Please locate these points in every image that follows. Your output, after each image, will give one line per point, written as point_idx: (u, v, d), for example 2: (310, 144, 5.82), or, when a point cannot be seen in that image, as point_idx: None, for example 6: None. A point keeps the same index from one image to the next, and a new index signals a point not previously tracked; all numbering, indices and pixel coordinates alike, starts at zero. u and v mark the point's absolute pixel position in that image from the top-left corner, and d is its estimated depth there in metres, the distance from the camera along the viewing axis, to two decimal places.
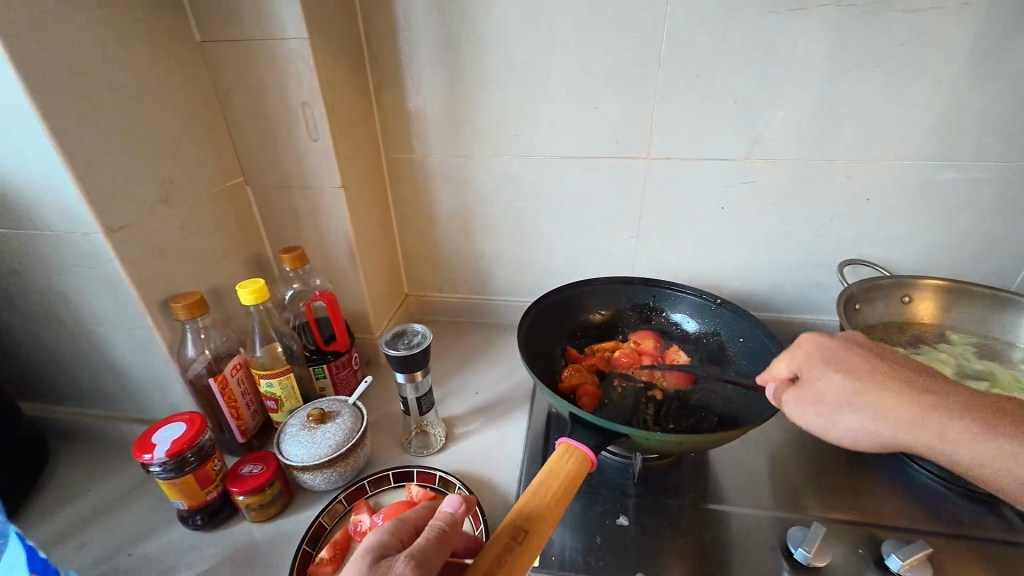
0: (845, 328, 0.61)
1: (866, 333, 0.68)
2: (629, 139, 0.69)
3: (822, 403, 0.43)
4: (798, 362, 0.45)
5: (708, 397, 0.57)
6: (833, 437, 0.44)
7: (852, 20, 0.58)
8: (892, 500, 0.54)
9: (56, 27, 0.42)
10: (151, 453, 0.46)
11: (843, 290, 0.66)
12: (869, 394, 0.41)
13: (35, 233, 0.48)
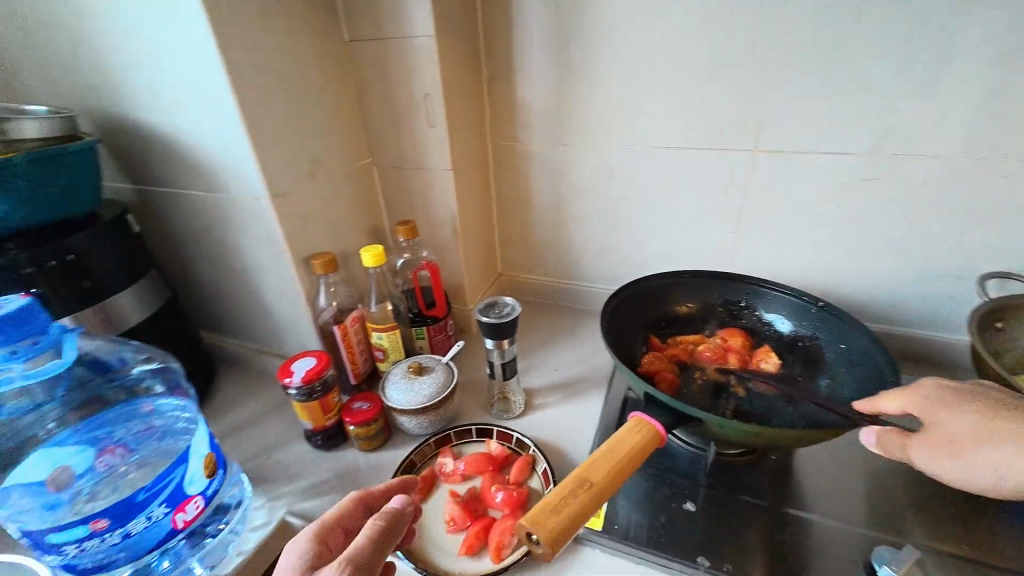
0: (977, 347, 0.54)
1: (1006, 358, 0.59)
2: (736, 131, 0.67)
3: (953, 443, 0.39)
4: (911, 403, 0.42)
5: (797, 401, 0.54)
6: (970, 485, 0.38)
7: None
8: (1016, 543, 0.48)
9: (252, 32, 0.53)
10: (291, 377, 0.57)
11: (980, 306, 0.58)
12: (1004, 429, 0.37)
13: (222, 196, 0.60)
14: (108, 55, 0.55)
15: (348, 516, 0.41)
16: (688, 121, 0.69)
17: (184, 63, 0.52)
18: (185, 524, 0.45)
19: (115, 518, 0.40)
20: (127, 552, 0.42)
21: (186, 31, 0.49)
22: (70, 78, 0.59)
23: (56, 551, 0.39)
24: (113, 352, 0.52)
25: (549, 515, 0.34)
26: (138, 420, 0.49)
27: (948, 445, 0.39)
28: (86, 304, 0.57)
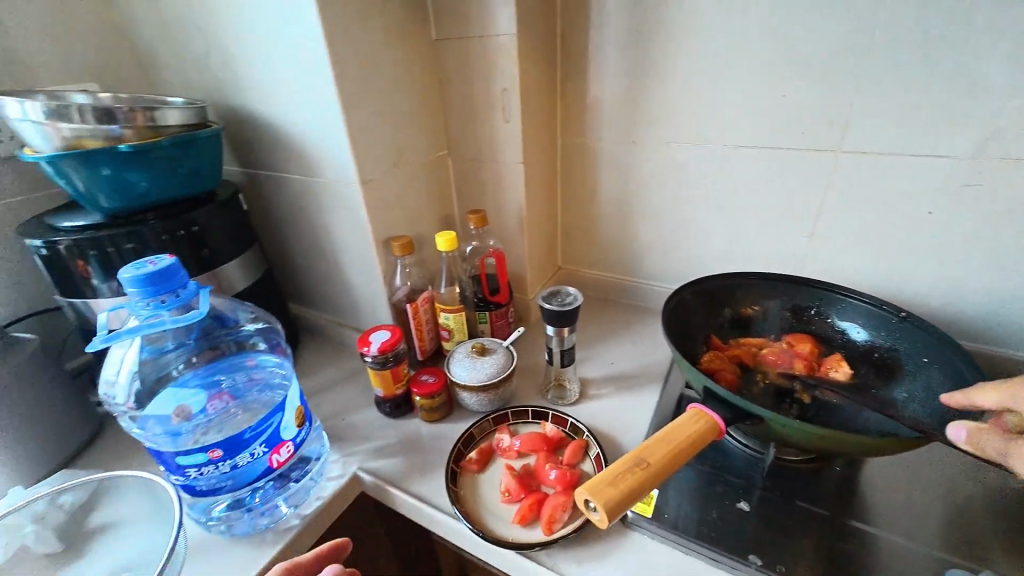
0: None
1: None
2: (817, 131, 0.65)
3: None
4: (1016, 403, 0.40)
5: (868, 412, 0.52)
6: None
7: None
8: None
9: (355, 33, 0.59)
10: (369, 346, 0.62)
11: None
12: None
13: (318, 180, 0.67)
14: (235, 53, 0.63)
15: None
16: (766, 120, 0.68)
17: (297, 60, 0.58)
18: (278, 465, 0.51)
19: (227, 450, 0.46)
20: (233, 481, 0.48)
21: (302, 33, 0.56)
22: (201, 74, 0.69)
23: (180, 472, 0.45)
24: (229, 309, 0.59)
25: (608, 487, 0.35)
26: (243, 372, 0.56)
27: None
28: (203, 270, 0.66)
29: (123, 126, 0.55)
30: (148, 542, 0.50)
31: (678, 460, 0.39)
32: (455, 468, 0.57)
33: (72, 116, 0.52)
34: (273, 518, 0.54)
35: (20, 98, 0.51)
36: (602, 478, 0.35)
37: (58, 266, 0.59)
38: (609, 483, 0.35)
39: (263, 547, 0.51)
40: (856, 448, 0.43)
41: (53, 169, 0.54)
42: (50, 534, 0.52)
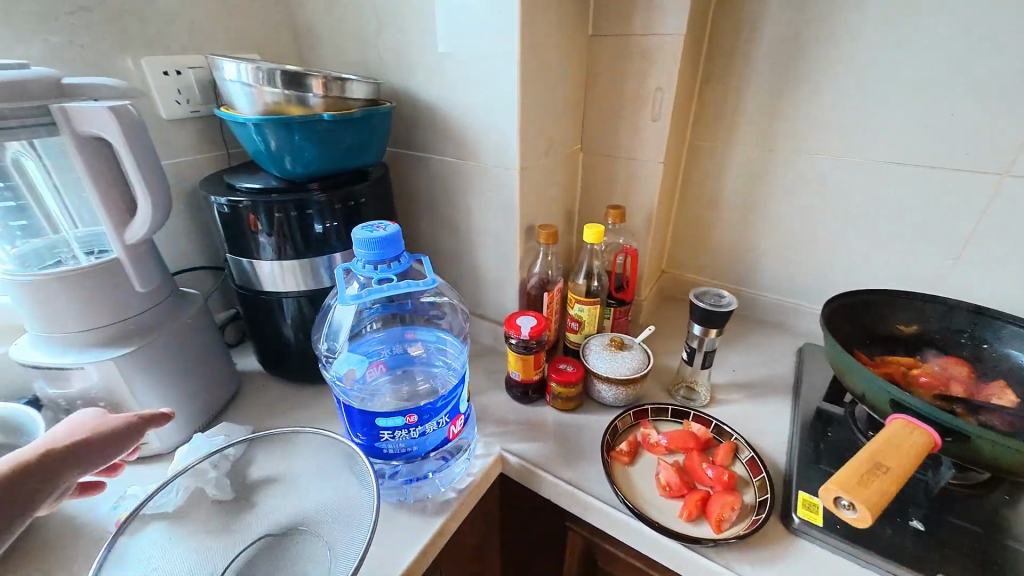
0: None
1: None
2: (985, 153, 0.64)
3: None
4: None
5: None
6: None
7: None
8: None
9: (540, 22, 0.60)
10: (518, 330, 0.63)
11: None
12: None
13: (472, 163, 0.68)
14: (414, 34, 0.65)
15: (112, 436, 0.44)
16: (927, 137, 0.67)
17: (483, 44, 0.60)
18: (453, 436, 0.52)
19: (421, 416, 0.47)
20: (417, 447, 0.49)
21: (495, 19, 0.57)
22: (367, 51, 0.71)
23: (376, 433, 0.47)
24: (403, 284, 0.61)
25: (868, 495, 0.35)
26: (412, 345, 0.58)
27: None
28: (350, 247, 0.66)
29: (315, 95, 0.57)
30: (346, 490, 0.51)
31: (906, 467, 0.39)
32: (607, 456, 0.58)
33: (277, 80, 0.55)
34: (431, 489, 0.55)
35: (240, 60, 0.54)
36: (849, 480, 0.36)
37: (235, 223, 0.61)
38: (864, 487, 0.35)
39: (428, 515, 0.52)
40: None
41: (252, 128, 0.56)
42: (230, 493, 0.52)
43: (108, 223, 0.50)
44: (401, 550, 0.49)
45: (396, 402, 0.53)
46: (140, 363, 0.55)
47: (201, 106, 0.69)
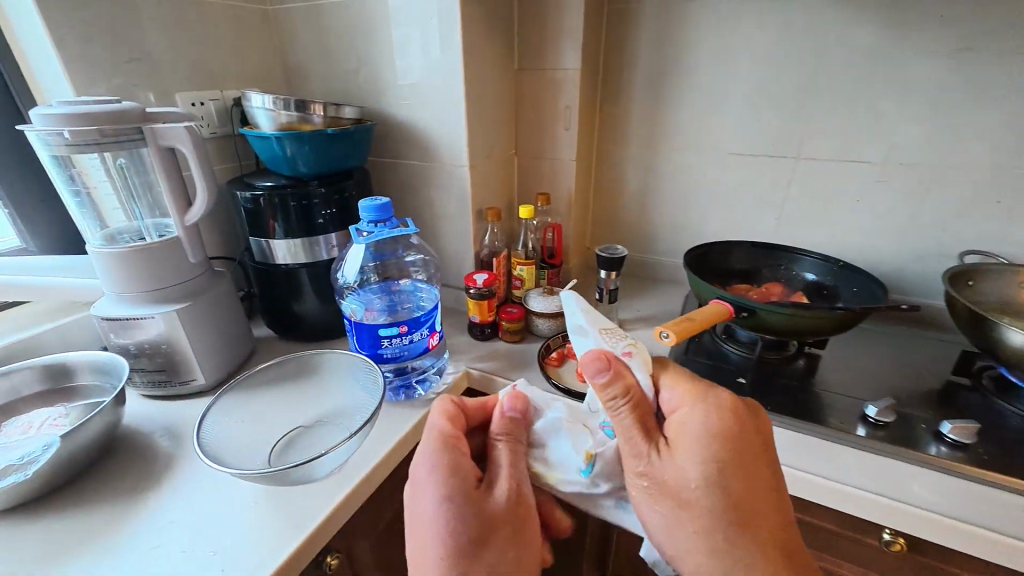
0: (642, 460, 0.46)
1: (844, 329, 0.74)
2: (784, 144, 0.94)
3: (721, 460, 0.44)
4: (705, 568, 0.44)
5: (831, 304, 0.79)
6: (664, 473, 0.45)
7: (979, 62, 0.77)
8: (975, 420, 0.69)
9: (476, 62, 0.85)
10: (475, 281, 0.87)
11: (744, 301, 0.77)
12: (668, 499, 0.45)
13: (433, 164, 0.92)
14: (385, 72, 0.89)
15: (462, 467, 0.47)
16: (748, 135, 0.96)
17: (437, 78, 0.84)
18: (435, 345, 0.76)
19: (410, 327, 0.71)
20: (408, 351, 0.72)
21: (445, 61, 0.82)
22: (347, 84, 0.93)
23: (380, 340, 0.69)
24: (396, 247, 0.88)
25: (628, 400, 0.47)
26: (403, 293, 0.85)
27: (666, 449, 0.46)
28: (342, 229, 0.87)
29: (317, 116, 0.79)
30: (355, 392, 0.73)
31: (706, 320, 0.65)
32: (543, 362, 0.83)
33: (291, 106, 0.77)
34: (419, 392, 0.77)
35: (263, 93, 0.76)
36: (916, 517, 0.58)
37: (256, 214, 0.81)
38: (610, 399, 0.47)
39: (417, 406, 0.74)
40: (821, 321, 0.72)
41: (273, 140, 0.77)
42: (268, 401, 0.72)
43: (173, 209, 0.69)
44: (399, 426, 0.70)
45: (390, 318, 0.75)
46: (191, 314, 0.72)
47: (218, 128, 0.89)
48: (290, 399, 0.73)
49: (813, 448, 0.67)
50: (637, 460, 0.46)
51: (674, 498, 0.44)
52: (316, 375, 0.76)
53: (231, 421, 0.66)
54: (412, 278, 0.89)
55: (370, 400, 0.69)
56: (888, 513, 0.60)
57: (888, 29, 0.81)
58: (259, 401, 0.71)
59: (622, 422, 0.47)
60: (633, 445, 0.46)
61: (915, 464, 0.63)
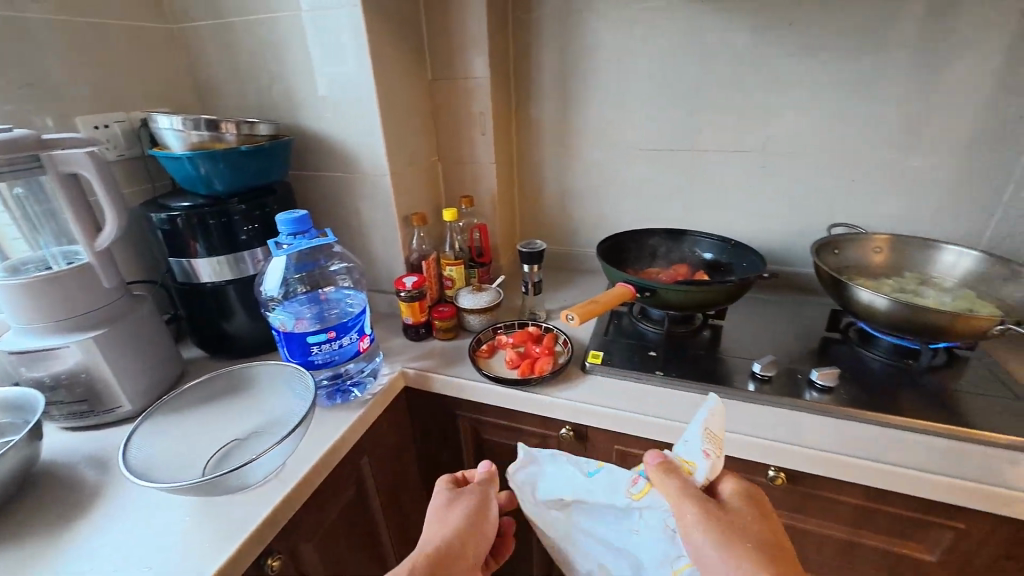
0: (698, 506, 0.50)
1: (733, 300, 0.84)
2: (680, 138, 1.04)
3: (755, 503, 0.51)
4: None
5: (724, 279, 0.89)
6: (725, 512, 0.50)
7: (824, 62, 0.90)
8: (841, 369, 0.81)
9: (388, 74, 0.89)
10: (404, 284, 0.90)
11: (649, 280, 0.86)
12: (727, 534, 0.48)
13: (355, 174, 0.94)
14: (298, 87, 0.90)
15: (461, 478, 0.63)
16: (649, 132, 1.06)
17: (350, 91, 0.87)
18: (365, 348, 0.81)
19: (339, 332, 0.75)
20: (339, 355, 0.76)
21: (356, 74, 0.85)
22: (260, 100, 0.94)
23: (310, 347, 0.73)
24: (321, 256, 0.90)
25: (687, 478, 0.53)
26: (333, 302, 0.88)
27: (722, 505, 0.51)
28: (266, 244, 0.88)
29: (230, 134, 0.79)
30: (287, 401, 0.75)
31: (608, 302, 0.78)
32: (474, 355, 0.88)
33: (202, 126, 0.77)
34: (354, 394, 0.80)
35: (171, 114, 0.77)
36: (830, 460, 0.66)
37: (174, 235, 0.80)
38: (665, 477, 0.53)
39: (353, 408, 0.77)
40: (714, 294, 0.81)
41: (186, 161, 0.77)
42: (195, 420, 0.72)
43: (81, 235, 0.68)
44: (335, 429, 0.73)
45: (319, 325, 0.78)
46: (109, 340, 0.71)
47: (126, 149, 0.88)
48: (222, 416, 0.74)
49: (712, 403, 0.76)
50: (697, 508, 0.49)
51: (730, 527, 0.48)
52: (250, 391, 0.78)
53: (156, 438, 0.67)
54: (339, 286, 0.91)
55: (303, 406, 0.72)
56: (810, 461, 0.67)
57: (751, 34, 0.92)
58: (187, 421, 0.72)
59: (673, 489, 0.52)
60: (693, 501, 0.50)
61: (801, 411, 0.74)
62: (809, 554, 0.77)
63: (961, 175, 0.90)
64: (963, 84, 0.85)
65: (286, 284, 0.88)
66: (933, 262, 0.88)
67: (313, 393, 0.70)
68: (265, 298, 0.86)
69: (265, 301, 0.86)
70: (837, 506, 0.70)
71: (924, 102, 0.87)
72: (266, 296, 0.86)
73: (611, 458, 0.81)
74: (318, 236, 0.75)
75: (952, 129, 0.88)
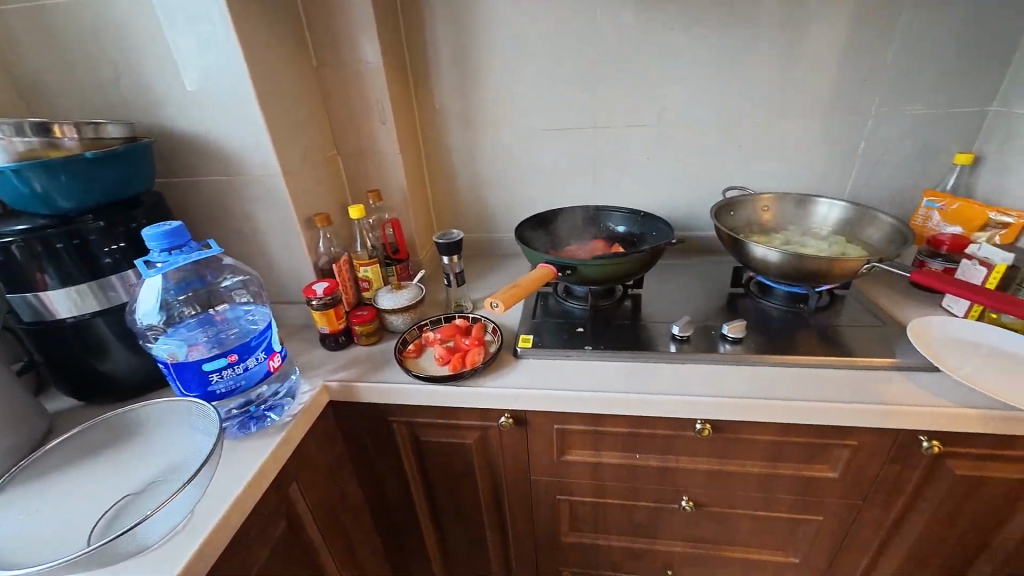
0: None
1: (646, 269, 0.88)
2: (583, 116, 1.06)
3: None
4: None
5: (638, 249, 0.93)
6: None
7: (702, 36, 0.96)
8: (748, 321, 0.89)
9: (264, 61, 0.79)
10: (315, 292, 0.83)
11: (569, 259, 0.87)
12: None
13: (240, 175, 0.84)
14: (152, 80, 0.78)
15: None
16: (552, 111, 1.06)
17: (219, 81, 0.77)
18: (276, 368, 0.73)
19: (241, 354, 0.67)
20: (246, 380, 0.68)
21: (224, 62, 0.75)
22: (106, 98, 0.80)
23: (208, 376, 0.65)
24: (211, 272, 0.80)
25: None
26: (232, 321, 0.78)
27: None
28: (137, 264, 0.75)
29: (69, 138, 0.66)
30: (187, 440, 0.66)
31: (531, 284, 0.77)
32: (401, 357, 0.83)
33: (27, 131, 0.62)
34: (271, 419, 0.72)
35: None
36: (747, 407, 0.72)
37: (10, 266, 0.66)
38: None
39: (271, 435, 0.70)
40: (630, 265, 0.84)
41: (12, 176, 0.63)
42: (66, 484, 0.61)
43: None
44: (251, 461, 0.65)
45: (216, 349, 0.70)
46: None
47: None
48: (103, 472, 0.63)
49: (641, 369, 0.80)
50: None
51: None
52: (147, 436, 0.68)
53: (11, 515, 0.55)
54: (235, 302, 0.82)
55: (205, 443, 0.63)
56: (731, 409, 0.72)
57: (636, 10, 0.95)
58: (55, 487, 0.60)
59: None
60: None
61: (718, 364, 0.79)
62: (738, 493, 0.83)
63: (824, 135, 1.01)
64: (819, 53, 0.94)
65: (168, 308, 0.76)
66: (810, 214, 0.99)
67: (217, 425, 0.62)
68: (143, 327, 0.74)
69: (146, 332, 0.74)
70: (756, 445, 0.77)
71: (788, 70, 0.96)
72: (145, 326, 0.74)
73: (552, 438, 0.82)
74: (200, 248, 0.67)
75: (813, 94, 0.98)
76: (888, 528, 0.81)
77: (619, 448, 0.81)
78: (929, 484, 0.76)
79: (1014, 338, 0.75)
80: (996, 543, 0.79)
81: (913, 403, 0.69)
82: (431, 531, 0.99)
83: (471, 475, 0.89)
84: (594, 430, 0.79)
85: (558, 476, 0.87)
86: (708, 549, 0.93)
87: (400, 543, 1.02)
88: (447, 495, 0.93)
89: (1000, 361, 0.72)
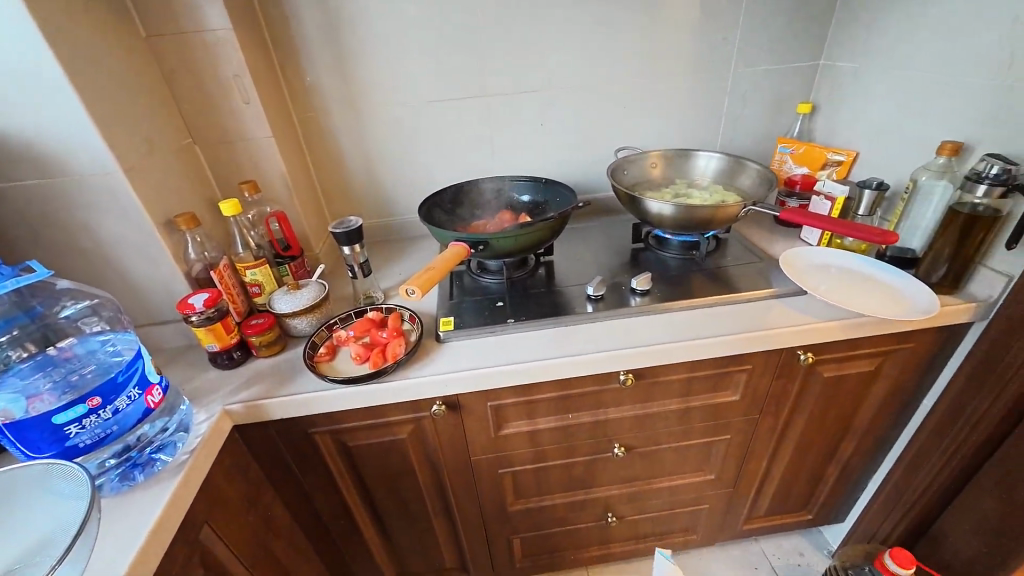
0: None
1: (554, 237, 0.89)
2: (472, 83, 1.02)
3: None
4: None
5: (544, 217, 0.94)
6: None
7: None
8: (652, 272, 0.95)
9: (71, 30, 0.63)
10: (192, 307, 0.71)
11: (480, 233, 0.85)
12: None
13: (63, 176, 0.67)
14: None
15: None
16: (439, 80, 1.00)
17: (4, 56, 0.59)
18: (156, 403, 0.63)
19: (105, 396, 0.56)
20: (117, 425, 0.58)
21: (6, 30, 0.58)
22: None
23: (62, 429, 0.54)
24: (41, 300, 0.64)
25: None
26: (84, 357, 0.64)
27: None
28: None
29: None
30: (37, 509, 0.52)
31: (446, 265, 0.74)
32: (312, 363, 0.76)
33: None
34: (161, 461, 0.62)
35: None
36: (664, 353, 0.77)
37: None
38: None
39: (165, 479, 0.59)
40: (539, 234, 0.84)
41: None
42: None
43: None
44: (142, 516, 0.55)
45: (68, 395, 0.57)
46: None
47: None
48: None
49: (565, 332, 0.81)
50: None
51: None
52: None
53: None
54: (85, 333, 0.67)
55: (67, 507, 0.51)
56: (650, 355, 0.77)
57: None
58: None
59: None
60: None
61: (632, 316, 0.84)
62: (661, 430, 0.91)
63: (696, 92, 1.09)
64: (684, 13, 1.00)
65: None
66: (691, 168, 1.07)
67: (85, 483, 0.50)
68: None
69: None
70: (673, 384, 0.84)
71: (660, 32, 1.01)
72: None
73: (487, 416, 0.81)
74: (18, 272, 0.54)
75: (684, 53, 1.04)
76: (779, 432, 0.95)
77: (553, 412, 0.83)
78: (808, 389, 0.89)
79: (854, 259, 0.90)
80: (857, 426, 0.97)
81: (790, 324, 0.80)
82: (375, 534, 0.94)
83: (410, 469, 0.86)
84: (527, 400, 0.80)
85: (498, 451, 0.87)
86: (641, 485, 1.01)
87: (343, 554, 0.96)
88: (386, 496, 0.89)
89: (843, 279, 0.86)
